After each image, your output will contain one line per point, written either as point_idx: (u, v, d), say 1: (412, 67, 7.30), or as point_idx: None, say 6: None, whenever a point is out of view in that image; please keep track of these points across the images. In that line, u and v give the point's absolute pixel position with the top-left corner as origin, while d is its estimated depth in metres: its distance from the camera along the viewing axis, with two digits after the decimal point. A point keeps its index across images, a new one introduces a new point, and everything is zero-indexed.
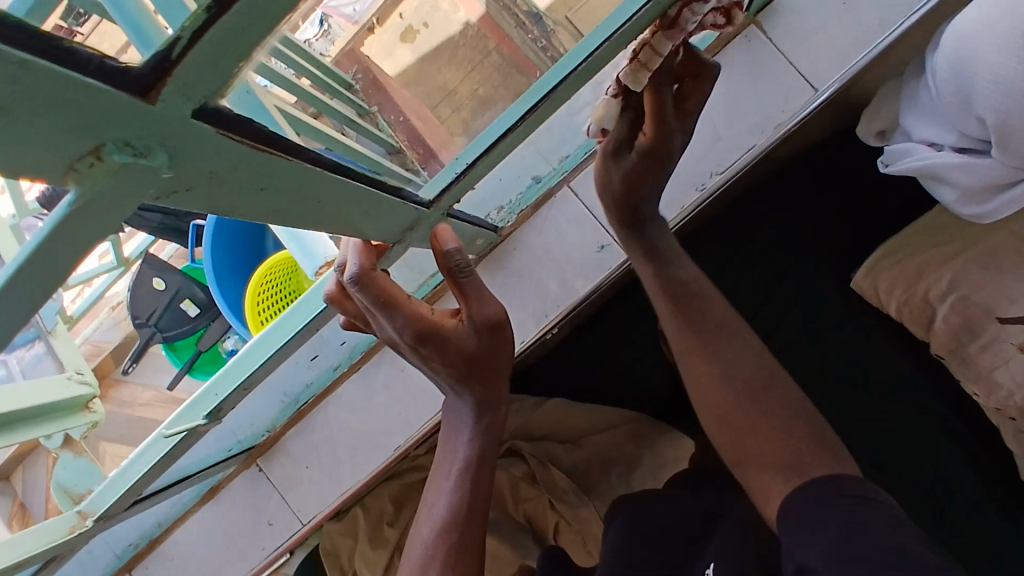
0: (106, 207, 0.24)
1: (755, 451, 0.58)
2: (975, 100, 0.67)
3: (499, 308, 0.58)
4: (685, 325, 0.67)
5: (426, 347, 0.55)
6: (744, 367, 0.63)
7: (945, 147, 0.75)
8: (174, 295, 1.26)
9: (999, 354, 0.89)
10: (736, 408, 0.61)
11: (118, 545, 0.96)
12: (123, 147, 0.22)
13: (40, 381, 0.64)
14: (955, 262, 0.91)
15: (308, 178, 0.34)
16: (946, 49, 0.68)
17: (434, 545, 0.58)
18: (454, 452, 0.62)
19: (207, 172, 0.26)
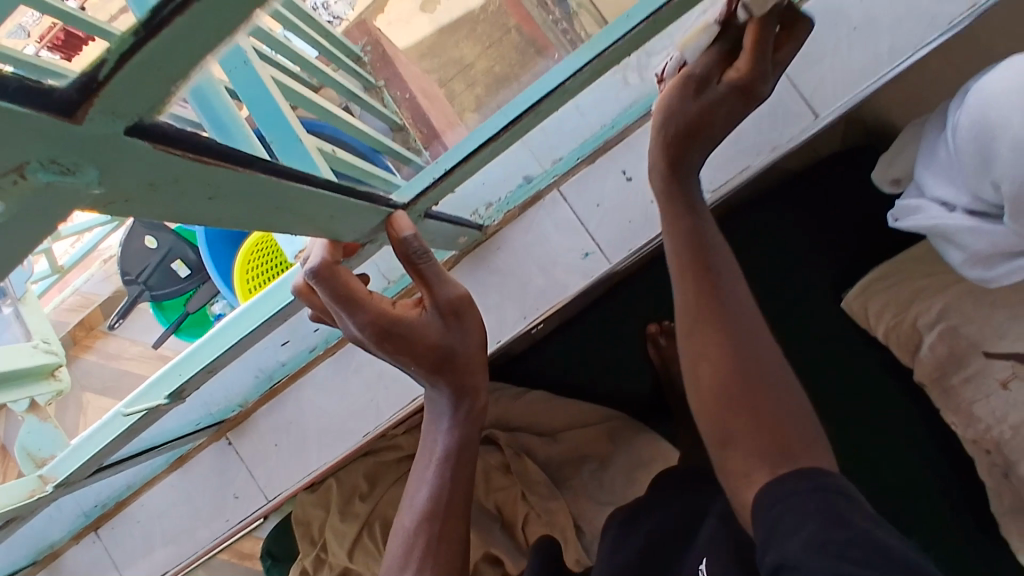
0: (32, 223, 0.23)
1: (748, 438, 0.53)
2: (994, 163, 0.66)
3: (461, 290, 0.57)
4: (699, 296, 0.58)
5: (391, 343, 0.54)
6: (752, 355, 0.55)
7: (958, 209, 0.75)
8: (165, 254, 1.26)
9: (981, 388, 0.88)
10: (738, 388, 0.54)
11: (86, 502, 0.97)
12: (50, 164, 0.21)
13: (6, 349, 0.65)
14: (947, 293, 0.90)
15: (260, 187, 0.33)
16: (970, 109, 0.68)
17: (415, 534, 0.59)
18: (433, 442, 0.62)
19: (143, 183, 0.26)
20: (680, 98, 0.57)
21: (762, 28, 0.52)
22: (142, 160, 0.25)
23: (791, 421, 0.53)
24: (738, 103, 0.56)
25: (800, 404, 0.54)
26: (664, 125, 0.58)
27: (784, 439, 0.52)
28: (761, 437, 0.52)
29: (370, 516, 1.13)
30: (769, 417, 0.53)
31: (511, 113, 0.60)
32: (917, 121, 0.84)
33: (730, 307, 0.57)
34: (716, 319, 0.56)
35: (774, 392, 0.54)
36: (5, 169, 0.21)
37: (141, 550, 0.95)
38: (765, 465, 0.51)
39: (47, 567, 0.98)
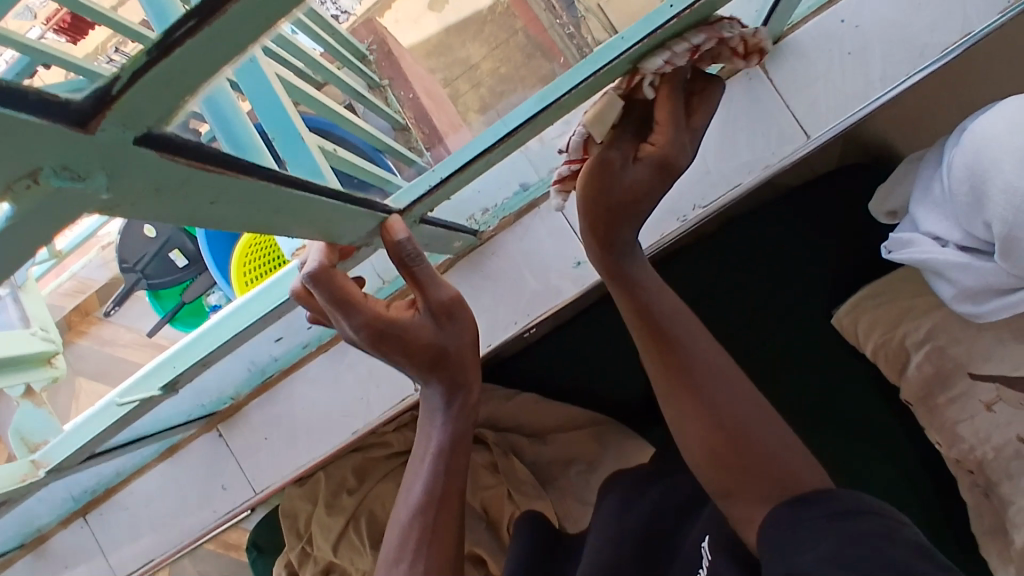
0: (41, 223, 0.24)
1: (746, 487, 0.57)
2: (987, 204, 0.69)
3: (452, 291, 0.58)
4: (668, 362, 0.62)
5: (385, 343, 0.56)
6: (731, 399, 0.60)
7: (949, 244, 0.77)
8: (163, 244, 1.27)
9: (965, 408, 0.89)
10: (725, 443, 0.58)
11: (75, 488, 0.98)
12: (61, 171, 0.23)
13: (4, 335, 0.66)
14: (936, 313, 0.92)
15: (260, 193, 0.34)
16: (964, 149, 0.72)
17: (410, 526, 0.60)
18: (428, 436, 0.62)
19: (149, 188, 0.27)
20: (603, 188, 0.59)
21: (670, 102, 0.55)
22: (148, 167, 0.26)
23: (778, 455, 0.57)
24: (662, 177, 0.59)
25: (777, 429, 0.59)
26: (594, 211, 0.61)
27: (772, 474, 0.56)
28: (756, 481, 0.56)
29: (357, 509, 1.15)
30: (758, 453, 0.57)
31: (508, 125, 0.61)
32: (915, 158, 0.87)
33: (701, 370, 0.62)
34: (693, 381, 0.61)
35: (756, 432, 0.59)
36: (20, 174, 0.22)
37: (127, 538, 0.96)
38: (764, 501, 0.56)
39: (34, 550, 1.00)
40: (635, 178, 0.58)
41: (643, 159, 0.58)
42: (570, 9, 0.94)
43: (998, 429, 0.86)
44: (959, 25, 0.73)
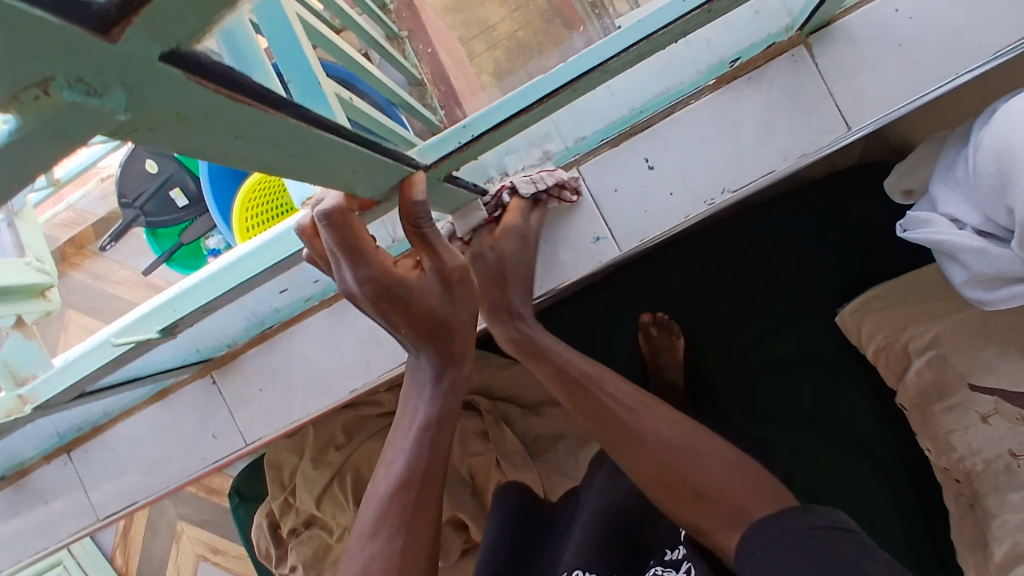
0: (49, 142, 0.22)
1: (707, 514, 0.58)
2: (1011, 188, 0.65)
3: (463, 261, 0.54)
4: (596, 417, 0.66)
5: (386, 303, 0.51)
6: (665, 431, 0.64)
7: (967, 227, 0.74)
8: (165, 181, 1.24)
9: (961, 418, 0.87)
10: (672, 476, 0.60)
11: (60, 425, 0.96)
12: (76, 84, 0.20)
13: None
14: (946, 321, 0.89)
15: (287, 132, 0.31)
16: (993, 129, 0.68)
17: (389, 503, 0.56)
18: (415, 410, 0.59)
19: (171, 113, 0.24)
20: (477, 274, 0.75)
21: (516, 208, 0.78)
22: (171, 89, 0.23)
23: (729, 483, 0.58)
24: (515, 248, 0.76)
25: (727, 455, 0.61)
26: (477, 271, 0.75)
27: (732, 499, 0.57)
28: (717, 509, 0.57)
29: (343, 465, 1.14)
30: (704, 479, 0.59)
31: (548, 85, 0.58)
32: (938, 135, 0.82)
33: (635, 418, 0.65)
34: (630, 433, 0.64)
35: (706, 464, 0.60)
36: (31, 82, 0.19)
37: (111, 477, 0.95)
38: (727, 526, 0.56)
39: (14, 483, 0.99)
40: (497, 254, 0.75)
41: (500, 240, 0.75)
42: None
43: (990, 443, 0.84)
44: (1015, 28, 0.70)
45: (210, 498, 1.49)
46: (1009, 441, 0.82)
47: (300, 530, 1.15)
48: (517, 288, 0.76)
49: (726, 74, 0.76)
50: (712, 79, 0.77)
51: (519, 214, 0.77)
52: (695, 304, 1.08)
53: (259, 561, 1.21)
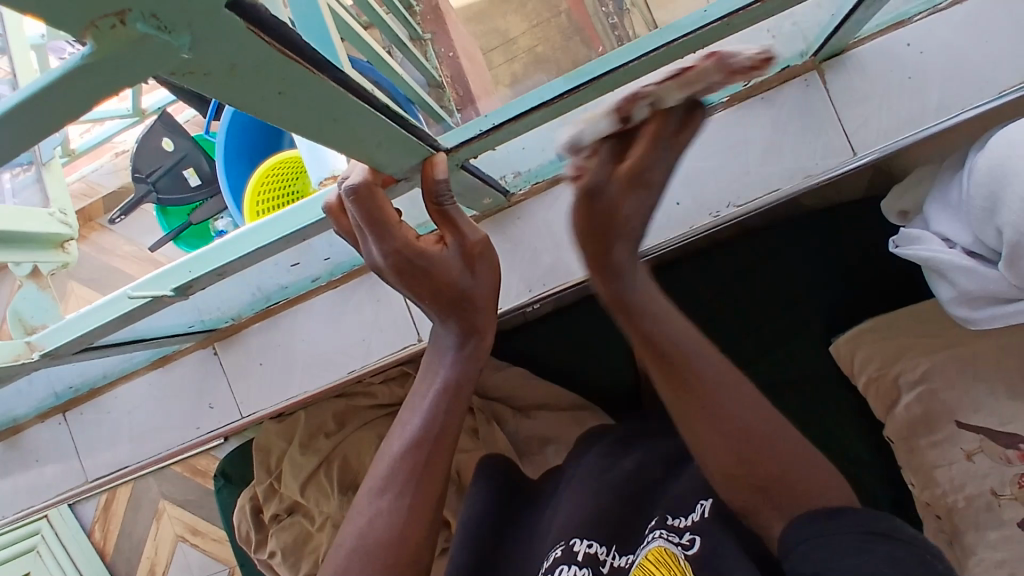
0: (114, 71, 0.24)
1: (762, 504, 0.55)
2: (1001, 212, 0.68)
3: (483, 235, 0.57)
4: (681, 387, 0.59)
5: (409, 275, 0.55)
6: (741, 416, 0.57)
7: (957, 246, 0.77)
8: (179, 159, 1.27)
9: (947, 454, 0.83)
10: (741, 464, 0.56)
11: (59, 384, 0.97)
12: (149, 18, 0.22)
13: (25, 210, 0.65)
14: (938, 355, 0.85)
15: (326, 94, 0.33)
16: (989, 153, 0.70)
17: (401, 459, 0.59)
18: (435, 372, 0.61)
19: (226, 62, 0.26)
20: (585, 216, 0.59)
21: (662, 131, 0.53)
22: (230, 37, 0.25)
23: (793, 475, 0.55)
24: (636, 194, 0.58)
25: (789, 441, 0.57)
26: (588, 238, 0.61)
27: (787, 492, 0.54)
28: (779, 498, 0.54)
29: (331, 453, 1.15)
30: (769, 472, 0.55)
31: (574, 80, 0.57)
32: (931, 163, 0.84)
33: (710, 388, 0.58)
34: (702, 403, 0.58)
35: (772, 447, 0.56)
36: (108, 11, 0.21)
37: (103, 441, 0.96)
38: (777, 517, 0.54)
39: (7, 440, 1.00)
40: (610, 200, 0.58)
41: (620, 173, 0.56)
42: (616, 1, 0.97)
43: (974, 480, 0.80)
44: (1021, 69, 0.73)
45: (195, 479, 1.49)
46: (992, 480, 0.79)
47: (282, 516, 1.16)
48: (627, 239, 0.61)
49: (739, 93, 0.79)
50: (725, 97, 0.80)
51: (657, 144, 0.54)
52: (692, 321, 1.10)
53: (240, 545, 1.22)
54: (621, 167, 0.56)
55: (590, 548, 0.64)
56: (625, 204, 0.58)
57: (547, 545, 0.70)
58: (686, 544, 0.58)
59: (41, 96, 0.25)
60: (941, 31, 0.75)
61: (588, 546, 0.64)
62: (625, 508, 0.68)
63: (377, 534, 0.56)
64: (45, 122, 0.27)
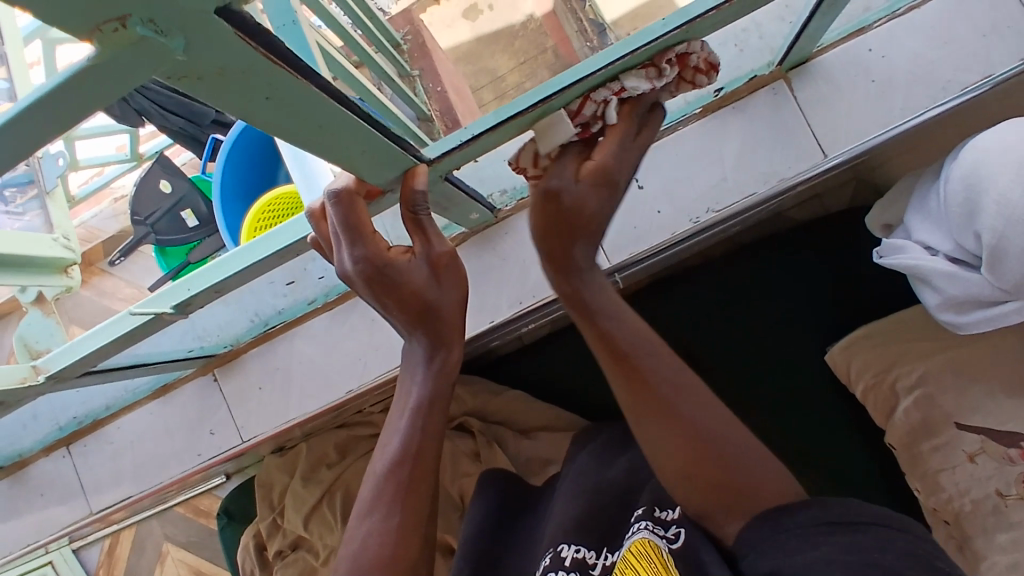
0: (115, 72, 0.26)
1: (722, 506, 0.53)
2: (979, 216, 0.69)
3: (451, 247, 0.56)
4: (636, 387, 0.56)
5: (380, 286, 0.54)
6: (708, 417, 0.55)
7: (940, 253, 0.77)
8: (178, 201, 1.31)
9: (948, 458, 0.82)
10: (705, 465, 0.53)
11: (63, 417, 0.98)
12: (147, 23, 0.24)
13: (35, 236, 0.71)
14: (932, 360, 0.85)
15: (311, 102, 0.36)
16: (964, 161, 0.71)
17: (383, 481, 0.56)
18: (409, 391, 0.58)
19: (216, 65, 0.29)
20: (550, 215, 0.58)
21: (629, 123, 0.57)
22: (220, 42, 0.27)
23: (757, 480, 0.53)
24: (604, 195, 0.58)
25: (743, 445, 0.54)
26: (553, 230, 0.59)
27: (739, 490, 0.52)
28: (728, 496, 0.52)
29: (334, 484, 1.15)
30: (732, 477, 0.53)
31: (549, 87, 0.56)
32: (912, 173, 0.85)
33: (670, 388, 0.56)
34: (665, 405, 0.55)
35: (731, 448, 0.54)
36: (110, 17, 0.24)
37: (106, 471, 0.97)
38: (735, 520, 0.52)
39: (13, 475, 1.01)
40: (577, 197, 0.57)
41: (585, 172, 0.57)
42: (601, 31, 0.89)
43: (978, 483, 0.79)
44: (980, 68, 0.77)
45: (198, 520, 1.38)
46: (996, 481, 0.78)
47: (286, 552, 1.15)
48: (585, 243, 0.60)
49: (712, 103, 0.83)
50: (699, 107, 0.84)
51: (619, 143, 0.57)
52: None
53: None
54: (582, 167, 0.58)
55: (577, 553, 0.63)
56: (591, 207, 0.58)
57: (540, 553, 0.70)
58: (671, 539, 0.59)
59: (51, 99, 0.27)
60: (904, 36, 0.79)
61: (574, 552, 0.64)
62: (616, 511, 0.69)
63: (370, 554, 0.53)
64: (53, 127, 0.30)
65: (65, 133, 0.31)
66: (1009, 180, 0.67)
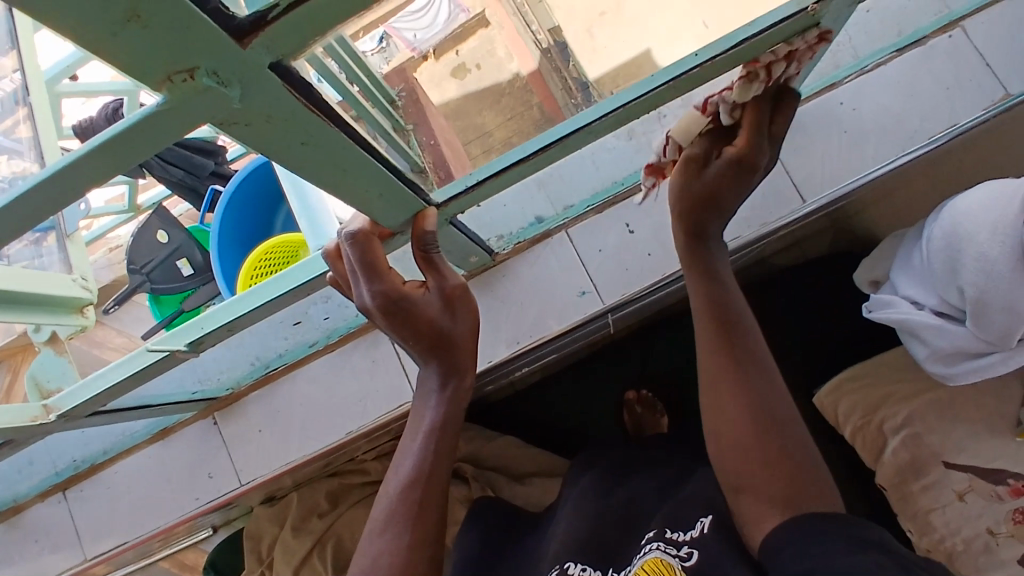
0: (179, 114, 0.30)
1: (765, 485, 0.51)
2: (961, 273, 0.73)
3: (462, 280, 0.59)
4: (719, 348, 0.57)
5: (396, 318, 0.56)
6: (773, 404, 0.54)
7: (925, 307, 0.80)
8: (173, 250, 1.32)
9: (940, 496, 0.83)
10: (758, 440, 0.52)
11: (60, 462, 0.98)
12: (211, 74, 0.28)
13: (52, 275, 0.73)
14: (913, 402, 0.87)
15: (340, 147, 0.39)
16: (942, 222, 0.76)
17: (399, 501, 0.57)
18: (421, 415, 0.60)
19: (264, 112, 0.32)
20: (686, 182, 0.64)
21: (758, 111, 0.62)
22: (270, 93, 0.31)
23: (810, 468, 0.51)
24: (742, 178, 0.63)
25: (804, 440, 0.53)
26: (681, 198, 0.65)
27: (800, 484, 0.50)
28: (782, 481, 0.50)
29: (324, 534, 1.13)
30: (782, 460, 0.51)
31: (546, 137, 0.63)
32: (897, 234, 0.90)
33: (755, 361, 0.56)
34: (735, 365, 0.56)
35: (791, 442, 0.52)
36: (181, 69, 0.27)
37: (103, 516, 0.96)
38: (779, 508, 0.50)
39: (5, 522, 1.00)
40: (716, 175, 0.63)
41: (723, 157, 0.62)
42: (585, 91, 0.71)
43: (968, 521, 0.80)
44: (946, 117, 0.83)
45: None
46: (987, 519, 0.79)
47: None
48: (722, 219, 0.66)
49: None
50: None
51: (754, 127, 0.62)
52: (677, 378, 1.14)
53: None
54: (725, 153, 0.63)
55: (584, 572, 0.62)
56: (726, 188, 0.63)
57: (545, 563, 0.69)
58: (684, 556, 0.56)
59: (121, 139, 0.31)
60: (873, 92, 0.85)
61: (583, 569, 0.63)
62: (618, 535, 0.68)
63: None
64: (112, 161, 0.33)
65: (125, 166, 0.34)
66: (988, 233, 0.70)
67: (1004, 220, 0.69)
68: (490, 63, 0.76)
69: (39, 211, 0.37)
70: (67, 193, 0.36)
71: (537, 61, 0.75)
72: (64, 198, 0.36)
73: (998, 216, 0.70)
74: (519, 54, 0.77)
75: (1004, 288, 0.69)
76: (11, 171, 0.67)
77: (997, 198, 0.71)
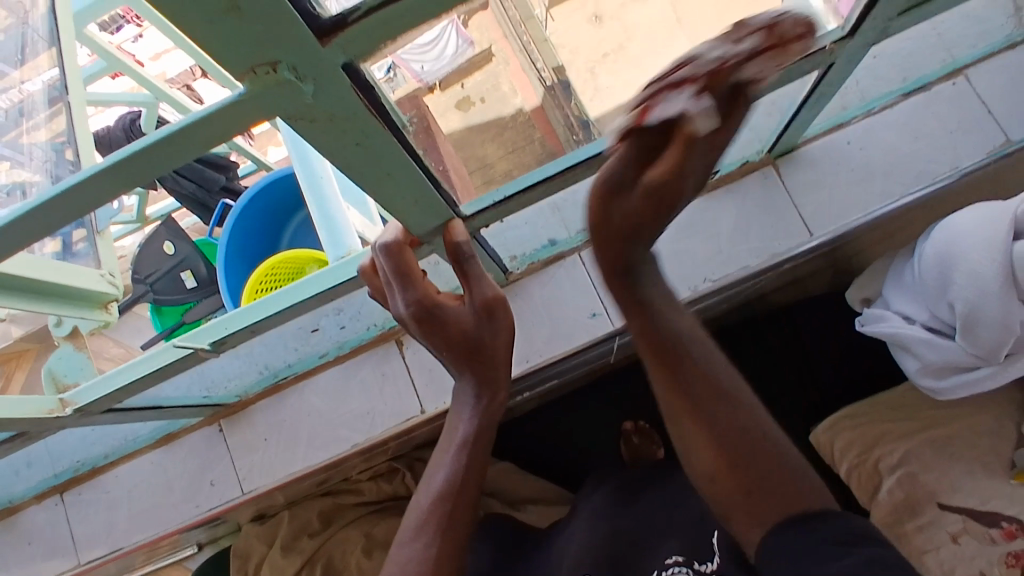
0: (254, 105, 0.32)
1: (744, 510, 0.52)
2: (951, 290, 0.74)
3: (497, 291, 0.60)
4: (674, 386, 0.56)
5: (428, 326, 0.58)
6: (734, 432, 0.54)
7: (917, 322, 0.81)
8: (179, 262, 1.33)
9: (933, 537, 0.80)
10: (731, 471, 0.52)
11: (59, 464, 0.98)
12: (291, 69, 0.30)
13: (81, 270, 0.74)
14: (912, 439, 0.88)
15: (389, 149, 0.41)
16: (936, 239, 0.77)
17: (429, 512, 0.57)
18: (455, 429, 0.61)
19: (329, 110, 0.34)
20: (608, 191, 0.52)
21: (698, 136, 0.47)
22: (338, 92, 0.33)
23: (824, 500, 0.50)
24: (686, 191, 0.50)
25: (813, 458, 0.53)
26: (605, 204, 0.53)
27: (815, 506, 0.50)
28: (761, 506, 0.51)
29: (314, 554, 1.12)
30: (755, 483, 0.52)
31: (572, 158, 0.68)
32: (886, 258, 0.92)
33: (718, 393, 0.55)
34: (694, 405, 0.55)
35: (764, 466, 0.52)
36: (266, 61, 0.29)
37: (99, 521, 0.95)
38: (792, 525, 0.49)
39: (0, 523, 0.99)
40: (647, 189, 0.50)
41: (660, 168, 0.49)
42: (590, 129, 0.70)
43: (963, 562, 0.77)
44: (949, 161, 0.86)
45: None
46: (980, 561, 0.76)
47: None
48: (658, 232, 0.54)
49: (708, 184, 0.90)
50: None
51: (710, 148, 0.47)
52: None
53: None
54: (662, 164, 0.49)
55: None
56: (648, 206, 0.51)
57: None
58: None
59: (202, 124, 0.33)
60: (880, 134, 0.89)
61: None
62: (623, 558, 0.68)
63: None
64: (182, 144, 0.35)
65: (195, 149, 0.36)
66: (982, 251, 0.72)
67: (997, 240, 0.71)
68: (495, 96, 0.64)
69: (107, 193, 0.40)
70: (132, 174, 0.38)
71: (540, 97, 0.67)
72: (132, 181, 0.39)
73: (989, 237, 0.72)
74: (521, 89, 0.66)
75: (994, 307, 0.71)
76: (13, 181, 0.67)
77: (989, 219, 0.73)
